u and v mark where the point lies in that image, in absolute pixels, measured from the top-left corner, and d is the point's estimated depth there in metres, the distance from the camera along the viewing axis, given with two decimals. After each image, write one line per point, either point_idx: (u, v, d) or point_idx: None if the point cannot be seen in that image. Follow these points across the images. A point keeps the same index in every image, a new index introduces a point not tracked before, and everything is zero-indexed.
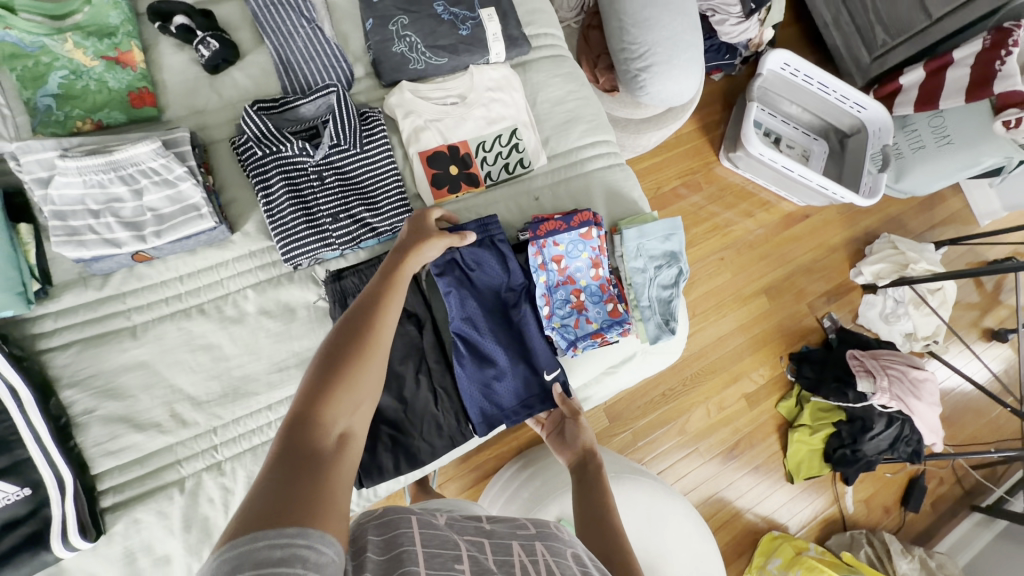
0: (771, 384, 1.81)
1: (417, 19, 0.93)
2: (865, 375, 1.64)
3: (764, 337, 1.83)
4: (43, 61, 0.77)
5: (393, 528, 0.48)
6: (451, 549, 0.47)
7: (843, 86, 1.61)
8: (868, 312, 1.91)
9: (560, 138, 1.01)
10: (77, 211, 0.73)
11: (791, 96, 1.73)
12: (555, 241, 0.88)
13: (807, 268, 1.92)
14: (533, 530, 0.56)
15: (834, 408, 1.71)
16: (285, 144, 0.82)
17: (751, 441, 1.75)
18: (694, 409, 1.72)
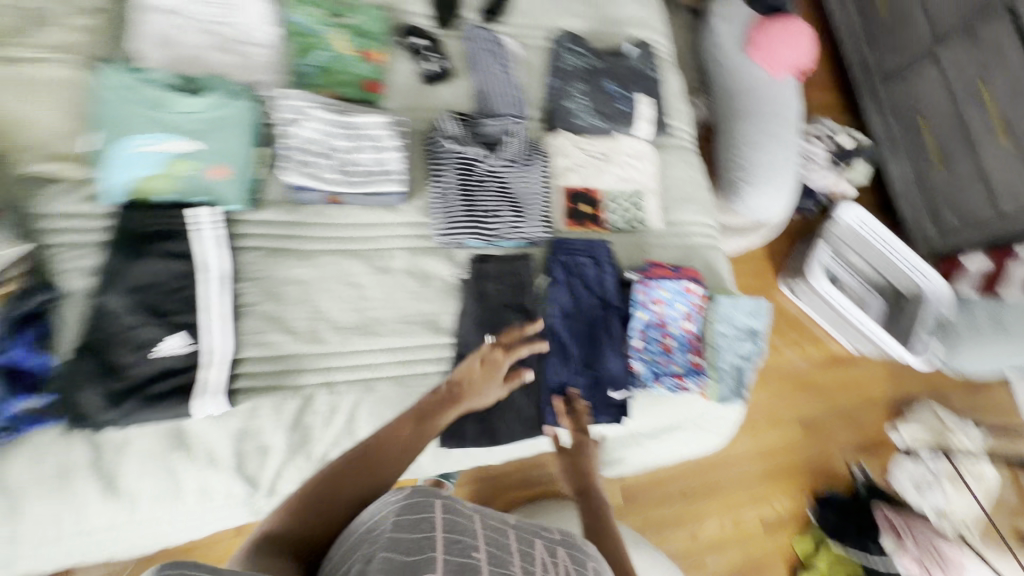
0: (789, 518, 1.75)
1: (592, 87, 1.13)
2: (890, 532, 1.66)
3: (789, 470, 1.80)
4: (315, 42, 1.01)
5: (417, 511, 0.60)
6: (471, 538, 0.61)
7: (909, 253, 1.76)
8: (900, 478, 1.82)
9: (674, 211, 1.18)
10: (305, 148, 0.91)
11: (857, 247, 1.85)
12: (661, 286, 1.00)
13: (844, 416, 1.92)
14: (556, 535, 0.70)
15: (852, 560, 1.64)
16: (467, 147, 1.00)
17: (760, 568, 1.69)
18: (708, 518, 1.68)
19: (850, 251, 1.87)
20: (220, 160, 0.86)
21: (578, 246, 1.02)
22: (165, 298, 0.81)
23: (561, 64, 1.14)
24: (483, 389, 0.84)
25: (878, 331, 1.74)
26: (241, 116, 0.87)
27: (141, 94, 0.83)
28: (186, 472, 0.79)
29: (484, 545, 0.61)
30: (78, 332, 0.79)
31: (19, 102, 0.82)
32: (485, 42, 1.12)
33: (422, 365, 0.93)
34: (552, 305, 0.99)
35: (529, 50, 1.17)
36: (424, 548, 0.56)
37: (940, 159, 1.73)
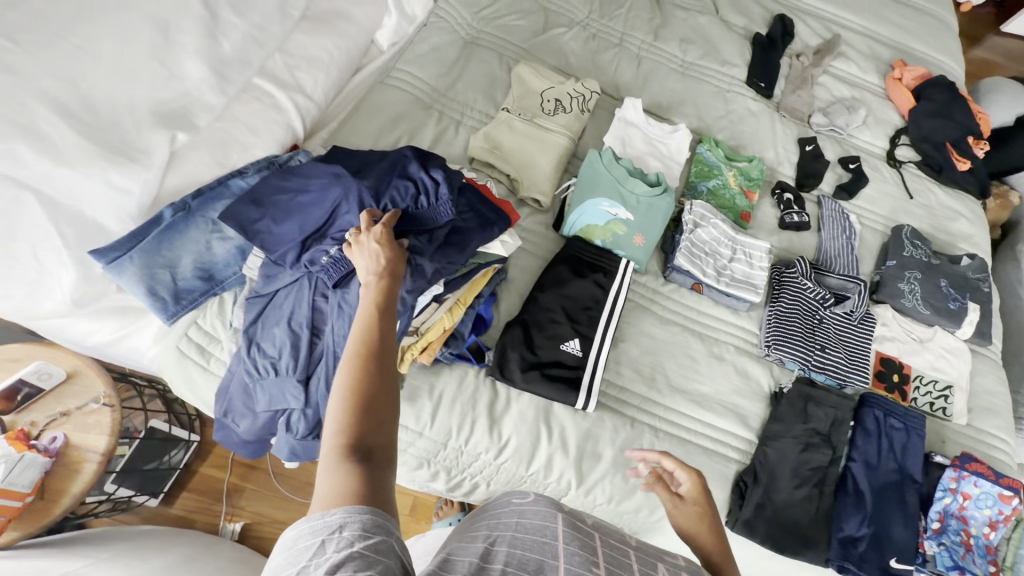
0: None
1: (927, 279, 1.26)
2: None
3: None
4: (713, 172, 1.30)
5: (541, 518, 0.58)
6: (593, 550, 0.55)
7: None
8: None
9: (980, 418, 1.19)
10: (700, 244, 1.16)
11: None
12: (976, 483, 1.01)
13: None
14: (681, 561, 0.60)
15: None
16: (814, 289, 1.18)
17: None
18: None
19: None
20: (643, 231, 1.14)
21: (893, 408, 1.10)
22: (577, 310, 1.07)
23: (901, 250, 1.28)
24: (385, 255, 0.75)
25: None
26: (667, 207, 1.16)
27: (614, 170, 1.16)
28: (542, 446, 0.98)
29: (604, 561, 0.53)
30: (514, 309, 1.08)
31: (533, 151, 1.20)
32: (837, 213, 1.33)
33: (724, 448, 1.05)
34: (857, 449, 1.06)
35: (867, 230, 1.36)
36: (546, 553, 0.53)
37: None
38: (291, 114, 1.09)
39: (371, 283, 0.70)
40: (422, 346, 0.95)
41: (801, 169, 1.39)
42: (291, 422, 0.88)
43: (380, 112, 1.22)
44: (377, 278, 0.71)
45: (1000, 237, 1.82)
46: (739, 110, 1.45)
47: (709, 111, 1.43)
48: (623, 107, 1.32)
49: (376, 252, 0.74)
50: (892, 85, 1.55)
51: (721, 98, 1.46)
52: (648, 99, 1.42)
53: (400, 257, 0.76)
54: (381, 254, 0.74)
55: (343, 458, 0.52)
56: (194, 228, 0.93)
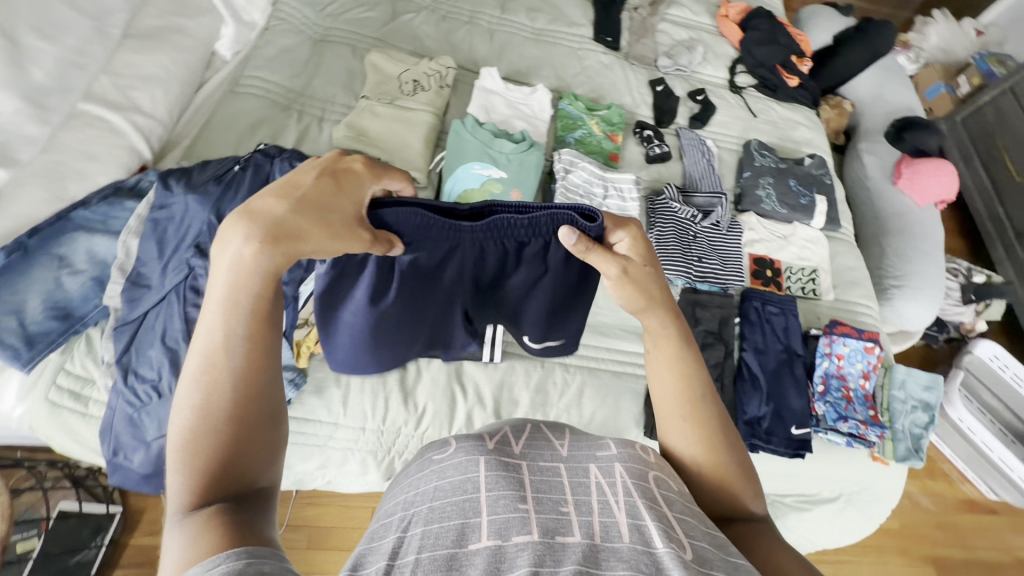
0: None
1: (779, 182, 1.41)
2: None
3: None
4: (578, 123, 1.38)
5: (461, 472, 0.49)
6: (519, 490, 0.48)
7: None
8: None
9: (845, 291, 1.35)
10: (574, 188, 1.23)
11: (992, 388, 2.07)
12: (844, 342, 1.16)
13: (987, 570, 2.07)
14: (615, 450, 0.57)
15: None
16: (685, 209, 1.29)
17: None
18: None
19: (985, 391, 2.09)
20: (518, 187, 1.19)
21: (771, 297, 1.22)
22: None
23: (752, 162, 1.43)
24: (309, 196, 0.51)
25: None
26: (536, 161, 1.22)
27: (478, 135, 1.21)
28: (460, 404, 1.01)
29: (532, 493, 0.49)
30: None
31: (400, 133, 1.22)
32: (695, 139, 1.45)
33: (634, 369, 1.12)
34: (748, 338, 1.17)
35: (724, 151, 1.49)
36: (468, 513, 0.45)
37: None
38: (134, 136, 1.03)
39: (233, 241, 0.46)
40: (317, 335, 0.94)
41: (657, 108, 1.50)
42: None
43: (236, 121, 1.18)
44: (232, 239, 0.47)
45: (844, 142, 2.06)
46: (593, 65, 1.54)
47: (566, 70, 1.51)
48: (481, 78, 1.36)
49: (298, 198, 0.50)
50: (722, 22, 1.72)
51: (575, 56, 1.54)
52: (507, 67, 1.47)
53: (311, 207, 0.51)
54: (279, 204, 0.49)
55: (196, 511, 0.41)
56: (39, 267, 0.87)
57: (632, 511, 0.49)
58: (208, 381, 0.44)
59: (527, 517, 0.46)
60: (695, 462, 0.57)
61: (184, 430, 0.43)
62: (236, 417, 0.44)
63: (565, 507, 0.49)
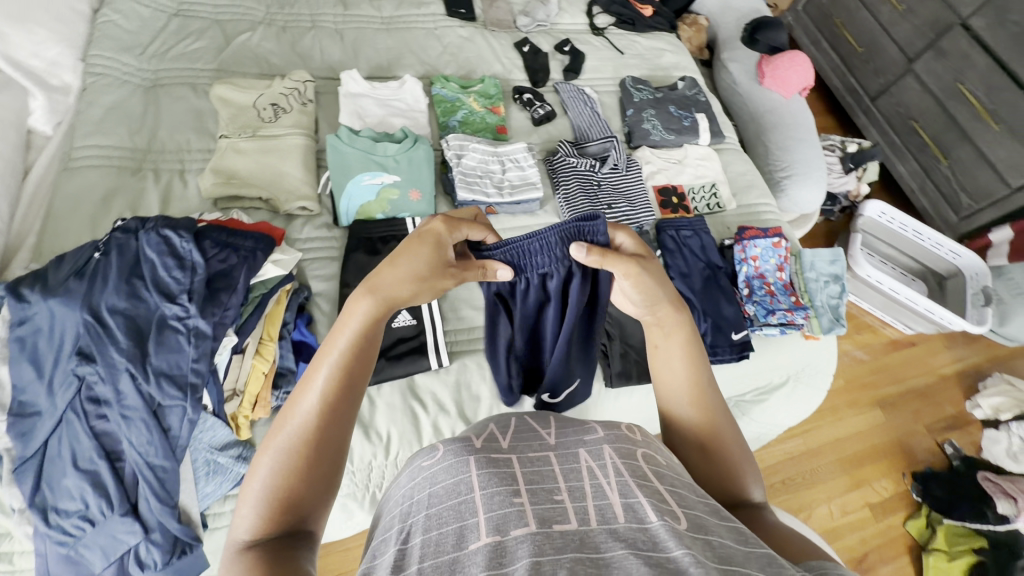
0: (894, 498, 2.12)
1: (660, 112, 1.46)
2: (1005, 497, 1.93)
3: (878, 450, 2.22)
4: (456, 105, 1.35)
5: (451, 476, 0.48)
6: (511, 484, 0.47)
7: (937, 236, 2.17)
8: (994, 447, 2.22)
9: (744, 195, 1.44)
10: (471, 172, 1.21)
11: (886, 239, 2.33)
12: (755, 244, 1.24)
13: (919, 392, 2.39)
14: (602, 433, 0.56)
15: (974, 533, 1.95)
16: (582, 161, 1.31)
17: (880, 556, 2.00)
18: (818, 506, 2.05)
19: (881, 244, 2.34)
20: (416, 185, 1.15)
21: (681, 222, 1.28)
22: None
23: (632, 98, 1.47)
24: (414, 268, 0.59)
25: (935, 309, 2.16)
26: (426, 155, 1.19)
27: (358, 145, 1.15)
28: (423, 418, 0.99)
29: (525, 485, 0.47)
30: (333, 319, 1.02)
31: (275, 164, 1.13)
32: (573, 91, 1.47)
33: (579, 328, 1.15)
34: (672, 266, 1.22)
35: (603, 95, 1.52)
36: (464, 514, 0.44)
37: (942, 156, 2.13)
38: None
39: (362, 302, 0.54)
40: (251, 402, 0.86)
41: (529, 69, 1.50)
42: (143, 557, 0.77)
43: (81, 200, 1.05)
44: (360, 303, 0.54)
45: (709, 55, 2.17)
46: (454, 41, 1.50)
47: (428, 53, 1.46)
48: (343, 83, 1.29)
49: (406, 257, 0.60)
50: None
51: (433, 37, 1.50)
52: (367, 65, 1.40)
53: (416, 279, 0.59)
54: (392, 277, 0.57)
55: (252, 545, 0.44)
56: None
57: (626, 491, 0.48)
58: (301, 427, 0.48)
59: (523, 510, 0.44)
60: (691, 421, 0.58)
61: (266, 470, 0.47)
62: (309, 461, 0.48)
63: (559, 495, 0.47)
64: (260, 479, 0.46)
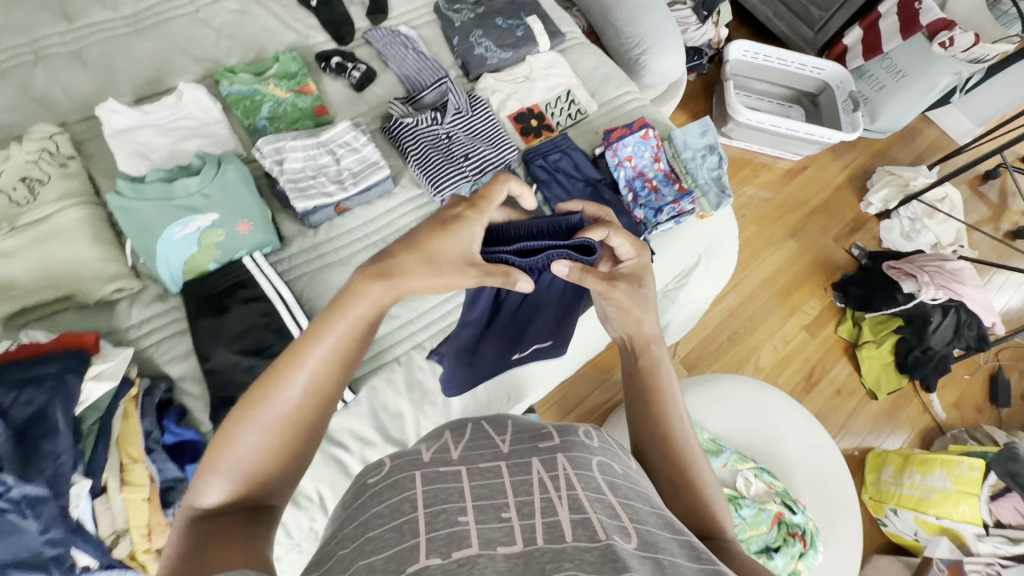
0: (823, 312, 2.33)
1: (488, 29, 1.30)
2: (907, 278, 2.10)
3: (801, 276, 2.38)
4: (257, 99, 1.14)
5: (394, 496, 0.44)
6: (457, 502, 0.44)
7: (798, 57, 2.32)
8: (891, 236, 2.46)
9: (603, 91, 1.34)
10: (301, 177, 1.04)
11: (758, 76, 2.44)
12: (624, 144, 1.17)
13: (818, 209, 2.53)
14: (556, 439, 0.54)
15: (891, 317, 2.19)
16: (422, 117, 1.16)
17: (825, 367, 2.23)
18: (763, 346, 2.21)
19: (754, 82, 2.46)
20: (242, 215, 0.98)
21: (544, 147, 1.18)
22: (263, 335, 0.91)
23: (453, 24, 1.30)
24: (437, 256, 0.61)
25: (815, 129, 2.27)
26: (241, 175, 1.00)
27: (149, 194, 0.94)
28: (350, 460, 0.91)
29: (472, 500, 0.44)
30: (208, 401, 0.90)
31: (57, 251, 0.92)
32: (386, 38, 1.27)
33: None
34: (549, 196, 1.13)
35: (422, 28, 1.33)
36: (406, 535, 0.40)
37: None
38: None
39: (374, 283, 0.56)
40: (145, 534, 0.75)
41: (327, 26, 1.27)
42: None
43: None
44: (370, 289, 0.55)
45: None
46: (227, 19, 1.24)
47: (201, 45, 1.20)
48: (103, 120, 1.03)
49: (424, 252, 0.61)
50: None
51: (198, 20, 1.22)
52: (128, 84, 1.13)
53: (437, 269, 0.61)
54: (411, 266, 0.59)
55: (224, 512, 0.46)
56: None
57: (576, 506, 0.44)
58: (283, 402, 0.50)
59: (466, 531, 0.41)
60: (660, 438, 0.64)
61: (249, 439, 0.49)
62: (285, 440, 0.50)
63: (508, 510, 0.44)
64: (240, 451, 0.48)
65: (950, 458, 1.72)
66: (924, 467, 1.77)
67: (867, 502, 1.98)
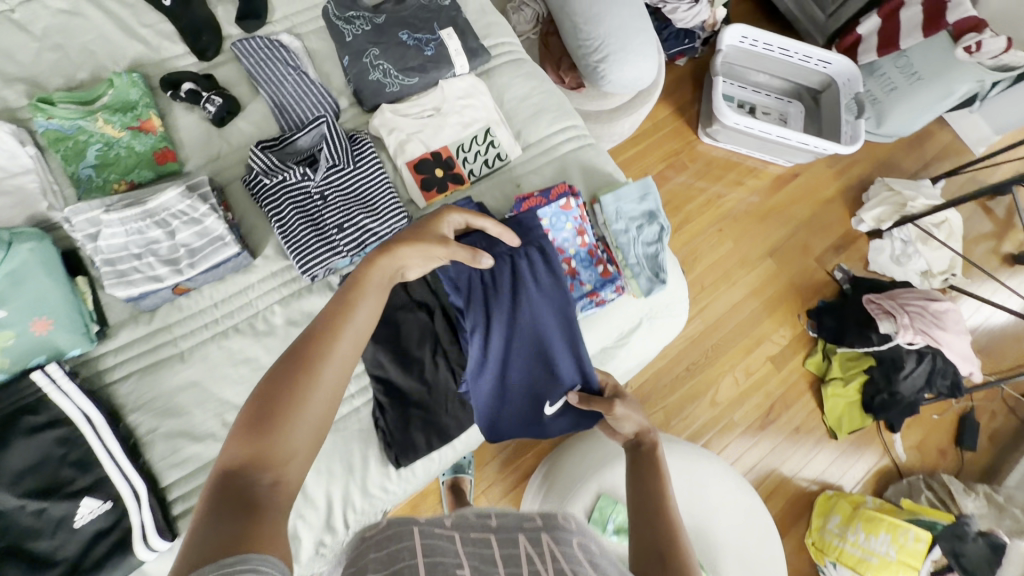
0: (793, 342, 2.15)
1: (389, 49, 1.05)
2: (886, 316, 1.92)
3: (775, 300, 2.18)
4: (81, 140, 0.91)
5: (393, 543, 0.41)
6: (454, 557, 0.40)
7: (803, 47, 1.94)
8: (880, 257, 2.22)
9: (532, 129, 1.10)
10: (122, 257, 0.84)
11: (756, 67, 2.07)
12: (539, 216, 0.96)
13: (805, 223, 2.29)
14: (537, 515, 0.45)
15: (862, 355, 2.03)
16: (289, 172, 0.93)
17: (786, 403, 2.08)
18: (722, 379, 2.06)
19: (753, 73, 2.09)
20: (41, 311, 0.79)
21: None
22: (57, 469, 0.77)
23: (344, 39, 1.04)
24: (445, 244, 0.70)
25: (807, 140, 1.96)
26: (41, 257, 0.81)
27: None
28: None
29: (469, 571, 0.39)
30: None
31: None
32: (261, 50, 1.01)
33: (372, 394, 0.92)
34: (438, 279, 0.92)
35: (309, 39, 1.07)
36: None
37: None
38: None
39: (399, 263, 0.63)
40: None
41: (183, 33, 1.01)
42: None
43: None
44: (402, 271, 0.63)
45: None
46: (51, 22, 0.97)
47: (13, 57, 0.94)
48: None
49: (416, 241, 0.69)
50: None
51: (9, 21, 0.95)
52: None
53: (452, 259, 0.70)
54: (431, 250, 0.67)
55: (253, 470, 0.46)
56: None
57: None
58: (304, 379, 0.50)
59: None
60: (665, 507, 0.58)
61: (289, 398, 0.49)
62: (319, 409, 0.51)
63: None
64: (288, 409, 0.49)
65: (896, 522, 1.61)
66: (869, 526, 1.67)
67: (808, 545, 1.91)
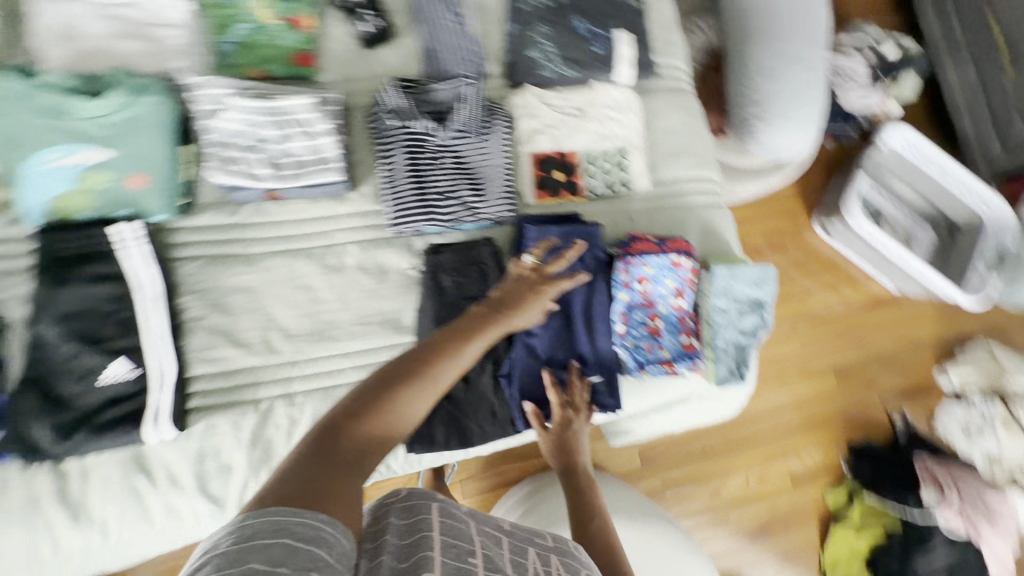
0: (822, 469, 1.68)
1: (558, 30, 0.97)
2: (931, 484, 1.57)
3: (822, 419, 1.71)
4: (232, 13, 0.88)
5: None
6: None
7: (969, 177, 1.51)
8: (948, 420, 1.72)
9: (667, 167, 1.02)
10: (233, 143, 0.83)
11: (901, 175, 1.65)
12: (645, 263, 0.88)
13: (883, 358, 1.82)
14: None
15: (889, 511, 1.58)
16: (416, 121, 0.89)
17: (785, 524, 1.63)
18: (731, 474, 1.62)
19: (895, 180, 1.67)
20: (142, 166, 0.79)
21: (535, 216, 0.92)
22: (100, 324, 0.76)
23: (518, 6, 0.97)
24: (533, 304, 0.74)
25: (930, 275, 1.53)
26: (155, 114, 0.79)
27: (41, 102, 0.76)
28: (150, 500, 0.78)
29: None
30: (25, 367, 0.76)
31: None
32: None
33: None
34: None
35: None
36: None
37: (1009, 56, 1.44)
38: None
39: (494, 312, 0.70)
40: None
41: None
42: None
43: None
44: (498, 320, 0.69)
45: None
46: None
47: None
48: None
49: (536, 307, 0.74)
50: None
51: None
52: None
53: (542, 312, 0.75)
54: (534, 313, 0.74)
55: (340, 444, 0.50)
56: None
57: None
58: (410, 385, 0.56)
59: None
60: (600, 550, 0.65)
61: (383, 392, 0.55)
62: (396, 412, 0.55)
63: None
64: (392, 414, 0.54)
65: None
66: None
67: None
